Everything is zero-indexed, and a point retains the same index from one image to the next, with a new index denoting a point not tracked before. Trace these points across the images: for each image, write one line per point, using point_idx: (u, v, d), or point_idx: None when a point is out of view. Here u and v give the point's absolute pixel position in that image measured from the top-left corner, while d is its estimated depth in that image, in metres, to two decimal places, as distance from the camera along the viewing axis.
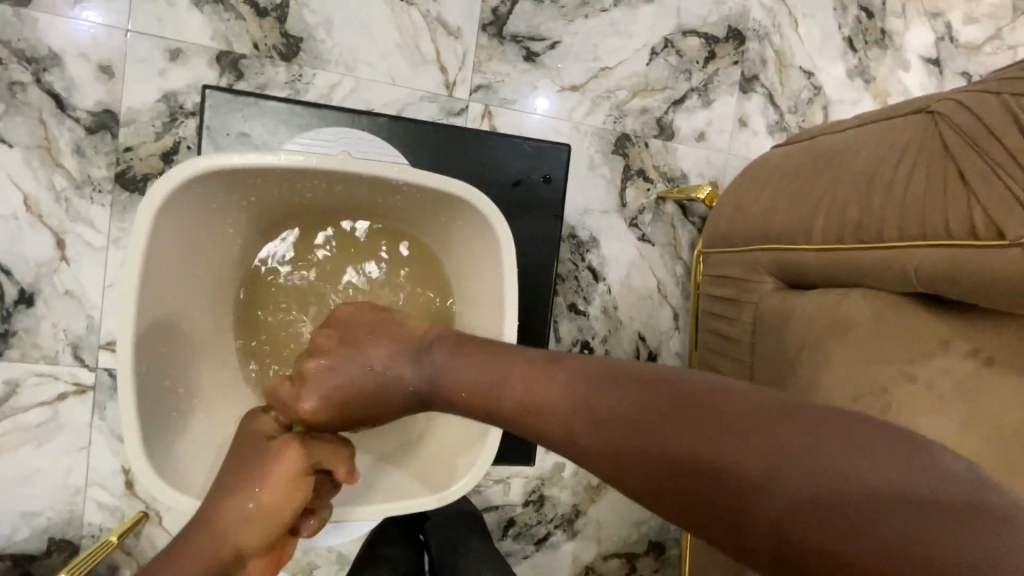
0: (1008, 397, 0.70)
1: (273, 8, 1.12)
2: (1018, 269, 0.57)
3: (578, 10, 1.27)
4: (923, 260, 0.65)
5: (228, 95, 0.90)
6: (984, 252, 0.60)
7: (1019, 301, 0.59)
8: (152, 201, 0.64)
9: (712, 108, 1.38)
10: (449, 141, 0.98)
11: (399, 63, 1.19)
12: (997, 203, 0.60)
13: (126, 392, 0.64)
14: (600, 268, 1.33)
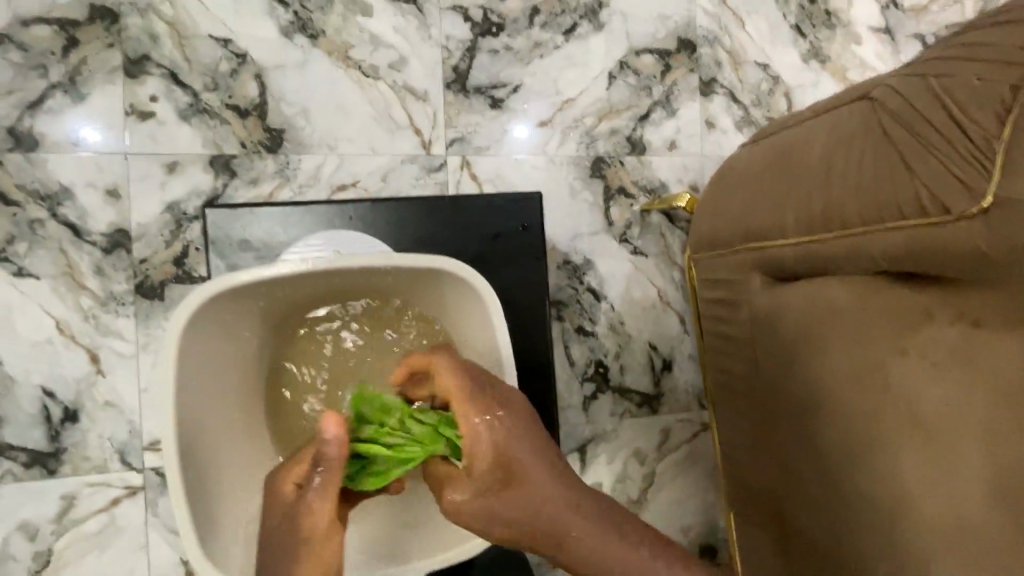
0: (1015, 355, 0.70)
1: (253, 108, 1.21)
2: (966, 240, 0.62)
3: (533, 52, 1.34)
4: (883, 243, 0.69)
5: (225, 209, 0.96)
6: (937, 231, 0.64)
7: (979, 268, 0.63)
8: (177, 325, 0.71)
9: (678, 116, 1.43)
10: (431, 209, 1.03)
11: (376, 134, 1.26)
12: (936, 181, 0.64)
13: (179, 506, 0.70)
14: (600, 287, 1.38)
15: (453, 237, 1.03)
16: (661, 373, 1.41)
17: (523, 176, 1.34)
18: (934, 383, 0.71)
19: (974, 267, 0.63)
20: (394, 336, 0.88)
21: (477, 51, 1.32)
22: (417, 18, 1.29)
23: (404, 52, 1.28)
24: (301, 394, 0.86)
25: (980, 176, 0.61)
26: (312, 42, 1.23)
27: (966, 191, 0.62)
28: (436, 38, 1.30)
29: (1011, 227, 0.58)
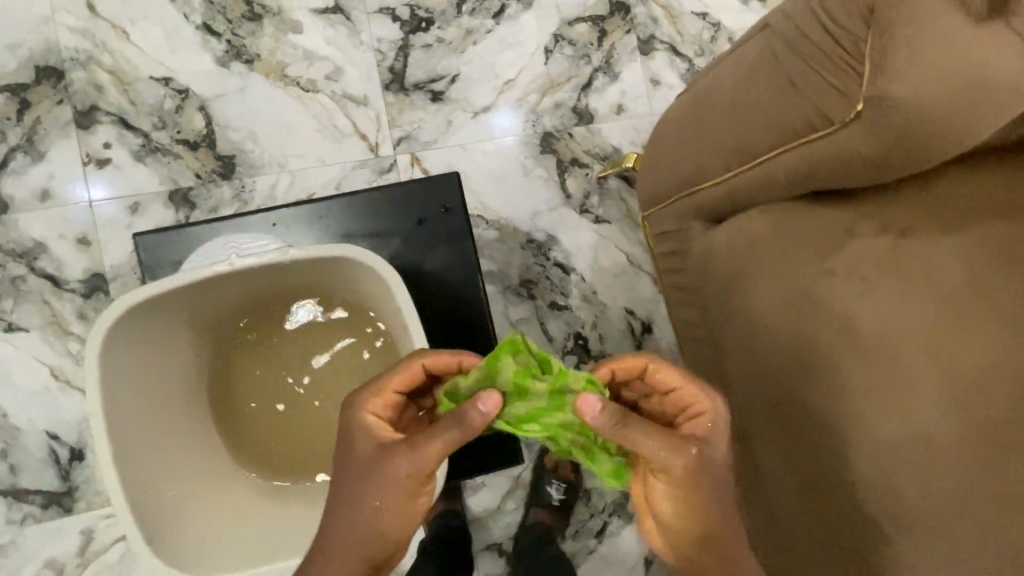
0: (935, 260, 0.73)
1: (202, 139, 1.25)
2: (859, 143, 0.63)
3: (465, 40, 1.35)
4: (789, 165, 0.70)
5: (153, 235, 0.97)
6: (830, 140, 0.65)
7: (881, 166, 0.65)
8: (94, 343, 0.76)
9: (621, 80, 1.42)
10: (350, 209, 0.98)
11: (324, 146, 1.30)
12: (821, 94, 0.65)
13: (121, 504, 0.75)
14: (567, 261, 1.39)
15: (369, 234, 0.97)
16: (641, 336, 1.41)
17: (475, 164, 1.35)
18: (869, 299, 0.71)
19: (869, 167, 0.65)
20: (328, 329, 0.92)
21: (410, 48, 1.33)
22: (346, 27, 1.31)
23: (339, 62, 1.30)
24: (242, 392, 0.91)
25: (854, 81, 0.62)
26: (249, 67, 1.27)
27: (843, 98, 0.63)
28: (368, 42, 1.32)
29: (889, 122, 0.59)
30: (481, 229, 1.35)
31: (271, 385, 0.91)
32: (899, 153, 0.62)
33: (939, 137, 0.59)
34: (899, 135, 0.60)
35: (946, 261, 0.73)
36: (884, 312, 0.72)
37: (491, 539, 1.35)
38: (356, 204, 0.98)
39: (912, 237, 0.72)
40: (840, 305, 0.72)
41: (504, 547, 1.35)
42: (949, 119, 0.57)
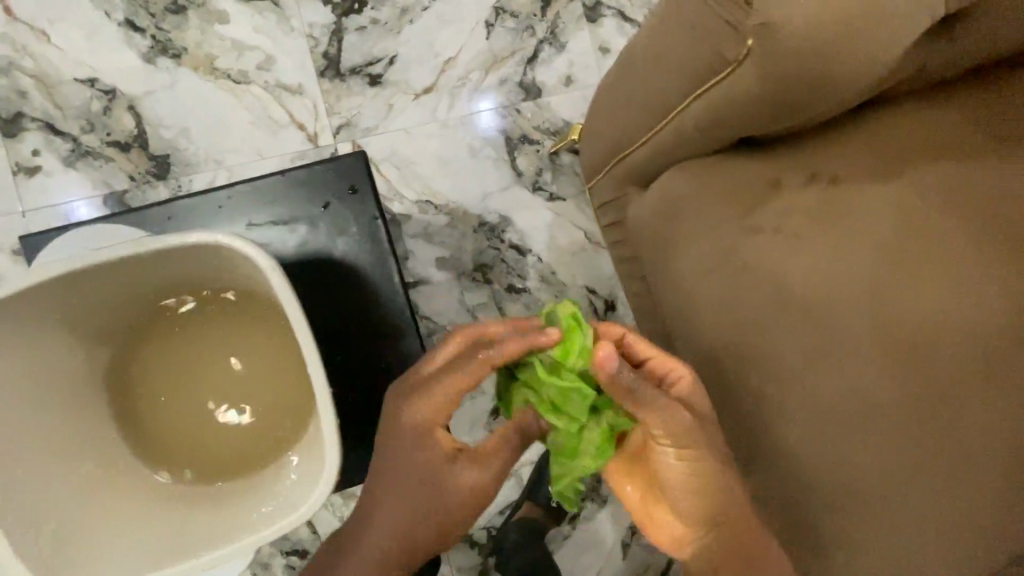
0: (868, 210, 0.68)
1: (133, 139, 1.21)
2: (751, 84, 0.59)
3: (401, 20, 1.30)
4: (696, 114, 0.67)
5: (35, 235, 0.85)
6: (725, 84, 0.62)
7: (782, 104, 0.61)
8: None
9: (568, 50, 1.36)
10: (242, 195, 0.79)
11: (260, 139, 1.25)
12: (713, 30, 0.60)
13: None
14: (522, 242, 1.34)
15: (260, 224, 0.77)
16: (605, 315, 1.36)
17: (419, 148, 1.31)
18: (797, 255, 0.67)
19: (770, 109, 0.62)
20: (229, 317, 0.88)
21: (344, 31, 1.28)
22: (275, 13, 1.26)
23: (271, 50, 1.26)
24: (155, 385, 0.88)
25: (740, 11, 0.56)
26: (177, 62, 1.23)
27: (734, 33, 0.58)
28: (299, 28, 1.27)
29: (776, 58, 0.56)
30: (430, 214, 1.31)
31: (172, 385, 0.89)
32: (795, 90, 0.59)
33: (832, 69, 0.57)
34: (789, 70, 0.56)
35: (880, 209, 0.68)
36: (815, 269, 0.67)
37: None
38: (241, 189, 0.77)
39: (842, 187, 0.68)
40: (768, 263, 0.68)
41: (476, 538, 1.32)
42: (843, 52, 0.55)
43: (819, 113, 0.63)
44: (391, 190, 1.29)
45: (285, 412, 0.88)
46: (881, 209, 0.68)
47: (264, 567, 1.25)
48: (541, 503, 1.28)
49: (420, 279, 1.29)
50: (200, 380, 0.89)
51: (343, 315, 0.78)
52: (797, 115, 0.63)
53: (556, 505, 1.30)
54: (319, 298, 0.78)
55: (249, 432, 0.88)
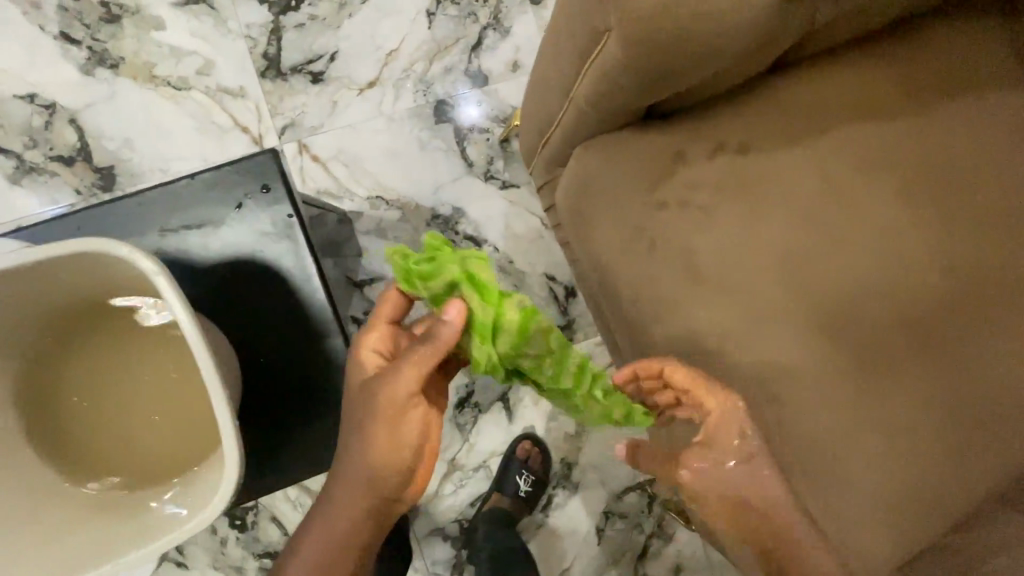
0: (773, 179, 0.68)
1: (76, 152, 1.21)
2: (620, 59, 0.56)
3: (340, 14, 1.28)
4: (584, 89, 0.63)
5: None
6: (599, 56, 0.58)
7: (657, 77, 0.58)
8: None
9: (513, 34, 1.34)
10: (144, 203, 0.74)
11: (204, 144, 1.24)
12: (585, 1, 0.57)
13: None
14: (477, 232, 1.32)
15: (174, 231, 0.74)
16: (566, 302, 1.34)
17: (366, 143, 1.29)
18: (704, 228, 0.67)
19: (653, 81, 0.58)
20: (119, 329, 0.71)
21: (282, 30, 1.27)
22: (212, 16, 1.25)
23: (209, 53, 1.25)
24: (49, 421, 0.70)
25: None
26: (115, 72, 1.22)
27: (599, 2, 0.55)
28: (236, 30, 1.25)
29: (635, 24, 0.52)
30: (382, 210, 1.29)
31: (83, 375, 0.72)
32: (669, 59, 0.55)
33: (705, 31, 0.54)
34: (655, 38, 0.53)
35: (788, 177, 0.68)
36: (722, 242, 0.67)
37: (434, 525, 1.31)
38: (153, 196, 0.74)
39: (746, 157, 0.67)
40: (676, 237, 0.67)
41: (448, 531, 1.31)
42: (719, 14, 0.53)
43: (710, 77, 0.61)
44: (341, 188, 1.28)
45: (191, 421, 0.73)
46: (787, 177, 0.68)
47: (237, 570, 1.22)
48: (509, 493, 1.28)
49: (374, 276, 1.28)
50: (120, 379, 0.72)
51: (260, 322, 0.77)
52: (679, 85, 0.60)
53: (524, 494, 1.29)
54: (241, 303, 0.76)
55: (169, 453, 0.72)
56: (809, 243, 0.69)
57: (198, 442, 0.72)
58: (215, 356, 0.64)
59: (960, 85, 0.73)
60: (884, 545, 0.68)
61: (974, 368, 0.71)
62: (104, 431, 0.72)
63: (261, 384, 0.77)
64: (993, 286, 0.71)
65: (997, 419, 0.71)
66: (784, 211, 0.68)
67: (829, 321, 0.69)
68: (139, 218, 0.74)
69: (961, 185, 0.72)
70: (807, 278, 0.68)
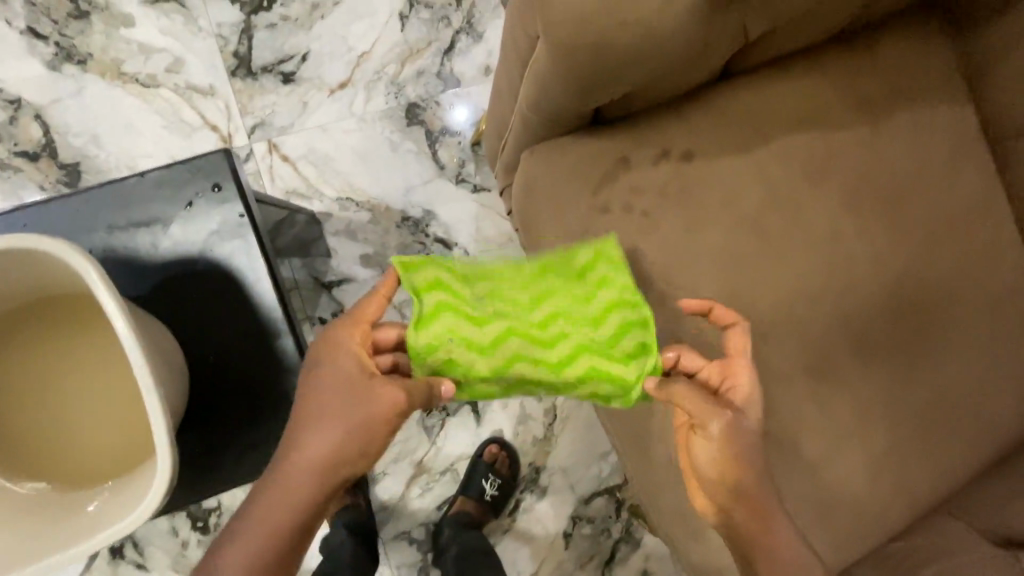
0: (717, 186, 0.69)
1: (41, 149, 1.20)
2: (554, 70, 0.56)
3: (312, 15, 1.28)
4: (526, 97, 0.64)
5: None
6: (535, 63, 0.59)
7: (593, 84, 0.58)
8: None
9: (485, 39, 1.34)
10: (91, 201, 0.73)
11: (173, 141, 1.23)
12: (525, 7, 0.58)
13: None
14: (447, 235, 1.32)
15: (123, 229, 0.74)
16: None
17: (337, 144, 1.29)
18: (648, 234, 0.68)
19: (593, 89, 0.59)
20: (50, 332, 0.68)
21: (254, 30, 1.26)
22: (182, 14, 1.24)
23: (178, 52, 1.24)
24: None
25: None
26: (82, 69, 1.21)
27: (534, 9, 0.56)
28: (208, 28, 1.25)
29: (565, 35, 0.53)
30: (352, 211, 1.29)
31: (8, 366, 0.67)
32: (609, 70, 0.56)
33: (643, 43, 0.55)
34: (584, 51, 0.54)
35: (732, 185, 0.69)
36: (666, 247, 0.68)
37: (399, 529, 1.30)
38: (102, 193, 0.74)
39: (695, 165, 0.69)
40: (621, 241, 0.68)
41: (414, 535, 1.30)
42: (659, 27, 0.53)
43: (651, 82, 0.61)
44: (310, 189, 1.28)
45: (128, 419, 0.69)
46: (732, 185, 0.69)
47: None
48: (474, 496, 1.27)
49: (344, 277, 1.28)
50: (47, 372, 0.68)
51: (212, 322, 0.77)
52: (619, 91, 0.60)
53: (490, 498, 1.29)
54: (191, 303, 0.76)
55: (102, 453, 0.69)
56: (754, 250, 0.70)
57: (134, 442, 0.69)
58: (154, 353, 0.64)
59: (909, 97, 0.74)
60: (816, 541, 0.71)
61: (905, 375, 0.74)
62: (31, 426, 0.68)
63: (210, 385, 0.76)
64: (924, 295, 0.75)
65: (927, 422, 0.74)
66: (728, 219, 0.69)
67: (772, 326, 0.71)
68: (88, 215, 0.73)
69: (901, 195, 0.74)
70: (749, 284, 0.70)
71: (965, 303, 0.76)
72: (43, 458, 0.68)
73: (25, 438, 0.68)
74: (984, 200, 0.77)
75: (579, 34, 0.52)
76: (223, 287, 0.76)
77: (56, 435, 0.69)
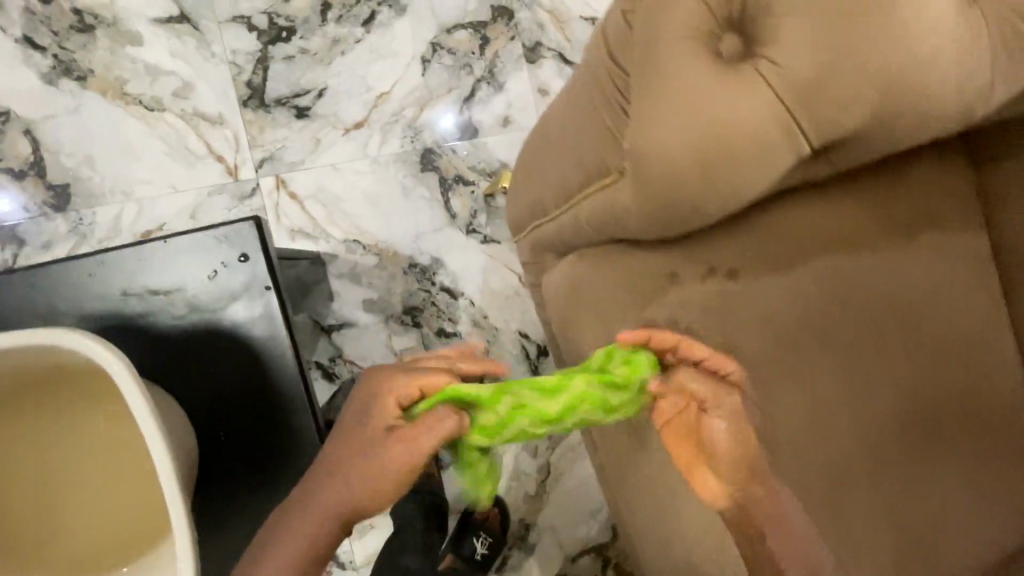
0: (755, 302, 0.70)
1: (29, 167, 1.12)
2: (624, 204, 0.64)
3: (331, 51, 1.25)
4: (590, 211, 0.70)
5: None
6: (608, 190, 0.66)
7: (656, 221, 0.64)
8: None
9: (506, 90, 1.33)
10: (108, 263, 0.69)
11: (175, 169, 1.18)
12: (609, 142, 0.65)
13: None
14: (454, 285, 1.30)
15: (139, 294, 0.70)
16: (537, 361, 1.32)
17: (348, 185, 1.25)
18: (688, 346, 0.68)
19: (656, 225, 0.64)
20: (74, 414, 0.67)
21: (270, 60, 1.22)
22: (194, 37, 1.19)
23: (188, 76, 1.19)
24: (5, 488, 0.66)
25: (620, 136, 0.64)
26: (81, 85, 1.14)
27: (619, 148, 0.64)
28: (221, 55, 1.20)
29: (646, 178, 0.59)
30: (358, 254, 1.25)
31: (27, 446, 0.66)
32: (677, 209, 0.60)
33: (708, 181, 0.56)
34: (656, 193, 0.60)
35: (770, 303, 0.71)
36: None
37: None
38: (119, 255, 0.70)
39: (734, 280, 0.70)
40: None
41: None
42: (718, 173, 0.57)
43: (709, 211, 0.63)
44: (317, 229, 1.24)
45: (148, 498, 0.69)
46: (769, 301, 0.71)
47: None
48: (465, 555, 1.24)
49: (345, 321, 1.24)
50: (70, 450, 0.68)
51: (226, 398, 0.73)
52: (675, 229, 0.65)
53: (480, 558, 1.26)
54: (206, 375, 0.73)
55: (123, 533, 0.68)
56: (785, 365, 0.72)
57: (152, 523, 0.68)
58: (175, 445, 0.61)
59: (933, 222, 0.77)
60: None
61: (918, 487, 0.76)
62: (50, 505, 0.68)
63: (221, 464, 0.73)
64: (937, 410, 0.77)
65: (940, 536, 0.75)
66: (763, 336, 0.70)
67: (797, 441, 0.72)
68: (102, 279, 0.69)
69: (920, 314, 0.77)
70: (778, 397, 0.71)
71: (973, 422, 0.79)
72: (50, 534, 0.67)
73: (43, 516, 0.67)
74: (994, 320, 0.80)
75: (667, 175, 0.58)
76: (242, 363, 0.73)
77: (77, 514, 0.68)
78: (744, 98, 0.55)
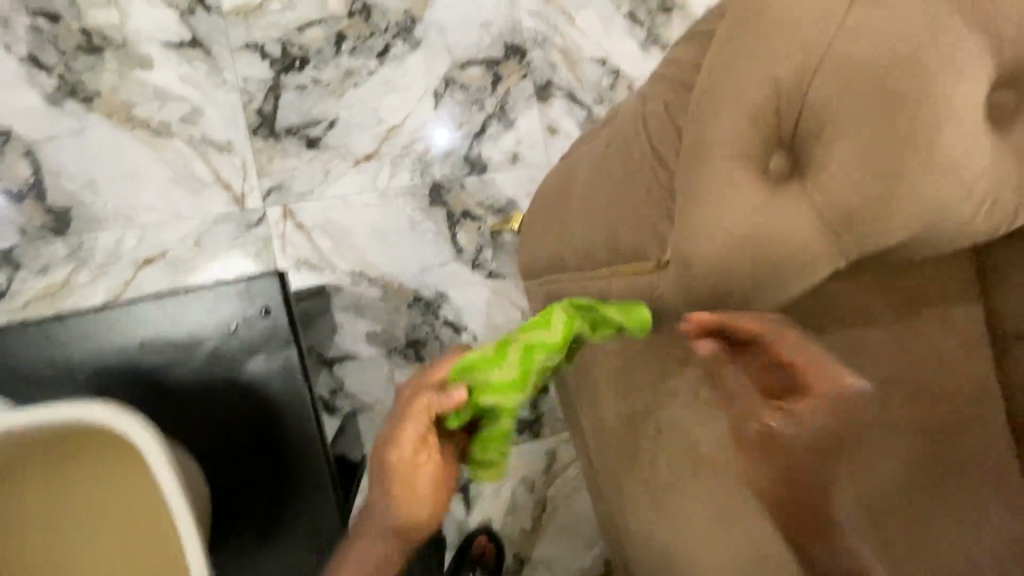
0: None
1: (28, 189, 1.10)
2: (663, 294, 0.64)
3: (345, 82, 1.24)
4: (621, 289, 0.71)
5: None
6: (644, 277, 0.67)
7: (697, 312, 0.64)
8: None
9: (516, 127, 1.34)
10: (137, 314, 0.71)
11: (179, 196, 1.16)
12: (650, 231, 0.66)
13: None
14: (458, 319, 1.30)
15: (164, 345, 0.71)
16: None
17: (355, 217, 1.25)
18: None
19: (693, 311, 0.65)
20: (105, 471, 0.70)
21: (282, 89, 1.21)
22: (206, 63, 1.17)
23: (197, 102, 1.17)
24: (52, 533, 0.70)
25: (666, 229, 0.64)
26: (86, 106, 1.12)
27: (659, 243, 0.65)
28: (232, 81, 1.19)
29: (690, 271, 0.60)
30: (363, 286, 1.25)
31: (68, 498, 0.70)
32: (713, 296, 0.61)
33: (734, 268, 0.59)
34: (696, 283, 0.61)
35: None
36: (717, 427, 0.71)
37: None
38: (147, 306, 0.71)
39: None
40: None
41: None
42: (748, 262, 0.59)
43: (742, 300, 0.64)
44: (322, 260, 1.23)
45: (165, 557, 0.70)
46: None
47: None
48: None
49: (347, 353, 1.24)
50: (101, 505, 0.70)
51: (242, 452, 0.72)
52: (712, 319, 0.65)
53: None
54: (222, 428, 0.72)
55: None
56: None
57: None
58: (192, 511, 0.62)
59: (934, 296, 0.81)
60: None
61: (915, 553, 0.78)
62: (84, 554, 0.71)
63: (234, 518, 0.73)
64: (936, 479, 0.80)
65: None
66: None
67: None
68: (131, 328, 0.71)
69: (919, 384, 0.80)
70: None
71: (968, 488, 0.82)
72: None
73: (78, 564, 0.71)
74: (992, 391, 0.83)
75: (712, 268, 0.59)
76: (260, 416, 0.72)
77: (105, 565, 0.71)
78: (771, 194, 0.57)
